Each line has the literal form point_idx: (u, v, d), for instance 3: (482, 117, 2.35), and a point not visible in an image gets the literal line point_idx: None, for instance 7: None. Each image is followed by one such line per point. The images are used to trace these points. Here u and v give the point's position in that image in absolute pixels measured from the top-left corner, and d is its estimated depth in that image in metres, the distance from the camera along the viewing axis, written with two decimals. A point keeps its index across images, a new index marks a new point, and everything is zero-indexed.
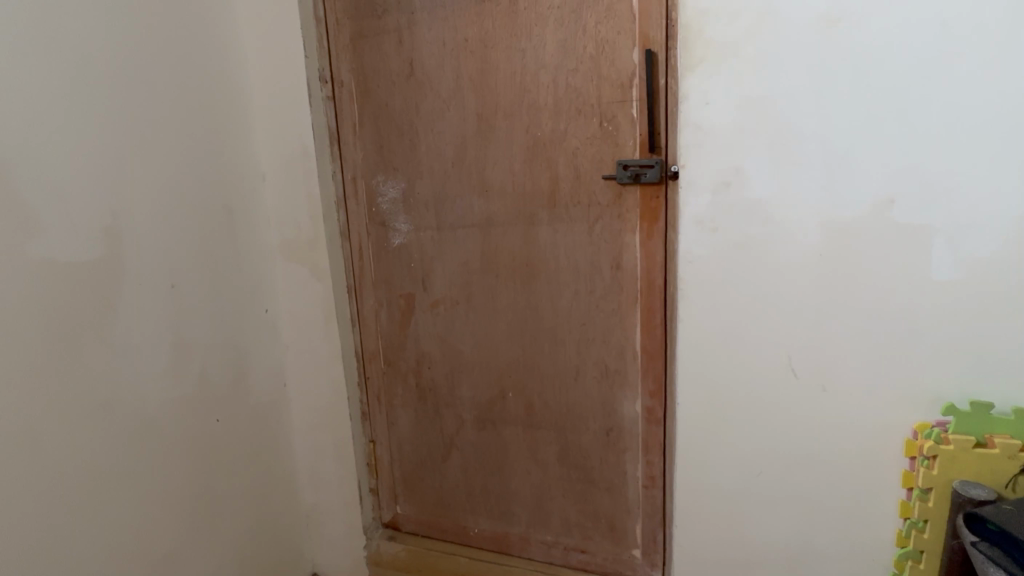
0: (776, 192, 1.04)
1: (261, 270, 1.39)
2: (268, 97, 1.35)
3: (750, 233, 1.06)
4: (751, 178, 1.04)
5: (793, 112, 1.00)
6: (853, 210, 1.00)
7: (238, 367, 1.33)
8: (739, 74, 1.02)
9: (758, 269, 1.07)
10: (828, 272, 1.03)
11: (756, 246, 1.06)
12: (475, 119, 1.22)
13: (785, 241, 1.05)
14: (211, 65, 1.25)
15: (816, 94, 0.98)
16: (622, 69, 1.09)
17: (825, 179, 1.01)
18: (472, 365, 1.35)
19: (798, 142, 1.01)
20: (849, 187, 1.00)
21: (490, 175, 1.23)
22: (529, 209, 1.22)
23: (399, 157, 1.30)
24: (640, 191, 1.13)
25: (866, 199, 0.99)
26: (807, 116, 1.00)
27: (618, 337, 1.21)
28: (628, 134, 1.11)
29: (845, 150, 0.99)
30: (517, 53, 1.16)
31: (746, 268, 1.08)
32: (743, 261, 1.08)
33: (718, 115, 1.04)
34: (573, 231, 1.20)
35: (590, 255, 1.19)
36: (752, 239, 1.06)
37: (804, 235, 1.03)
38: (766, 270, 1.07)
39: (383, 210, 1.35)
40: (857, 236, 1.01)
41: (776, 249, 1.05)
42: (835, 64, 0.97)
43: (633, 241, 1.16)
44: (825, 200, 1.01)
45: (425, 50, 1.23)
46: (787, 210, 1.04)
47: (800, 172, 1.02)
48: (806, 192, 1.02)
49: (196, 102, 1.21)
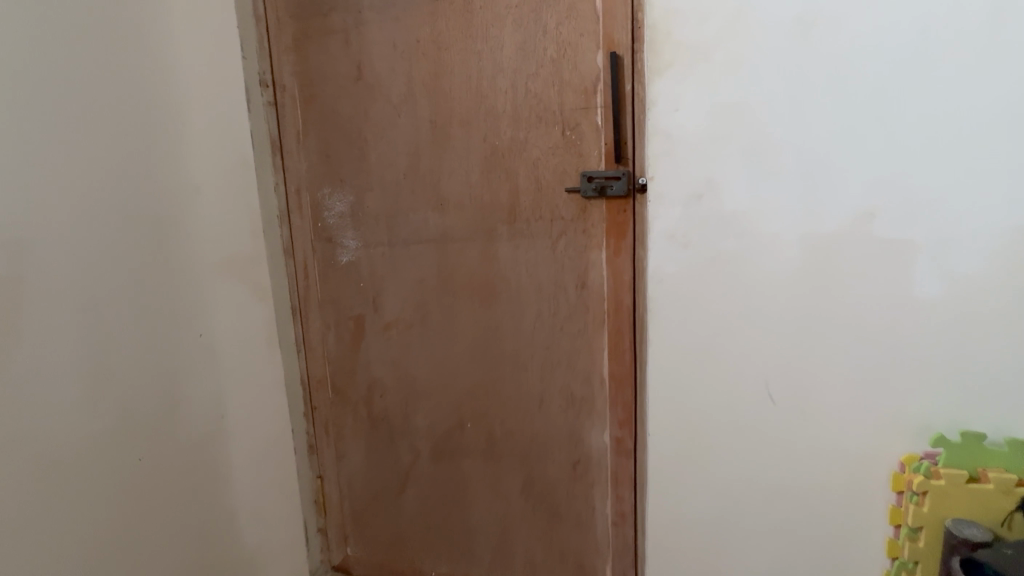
0: (753, 207, 0.96)
1: (201, 290, 1.19)
2: (211, 89, 1.17)
3: (726, 250, 0.98)
4: (724, 190, 0.97)
5: (768, 119, 0.93)
6: (831, 224, 0.93)
7: (174, 400, 1.16)
8: (711, 80, 0.94)
9: (732, 287, 0.99)
10: (809, 293, 0.96)
11: (731, 263, 0.99)
12: (429, 126, 1.12)
13: (763, 259, 0.97)
14: (142, 51, 1.07)
15: (793, 102, 0.92)
16: (586, 74, 1.01)
17: (806, 193, 0.93)
18: (428, 392, 1.24)
19: (774, 152, 0.94)
20: (831, 201, 0.93)
21: (446, 186, 1.13)
22: (488, 224, 1.12)
23: (347, 166, 1.20)
24: (606, 205, 1.03)
25: (847, 212, 0.92)
26: (784, 126, 0.93)
27: (584, 362, 1.11)
28: (593, 144, 1.03)
29: (825, 162, 0.92)
30: (474, 55, 1.07)
31: (721, 288, 1.00)
32: (719, 280, 1.00)
33: (688, 123, 0.97)
34: (535, 248, 1.10)
35: (554, 273, 1.10)
36: (727, 258, 0.99)
37: (783, 253, 0.96)
38: (743, 290, 0.99)
39: (330, 225, 1.24)
40: (839, 254, 0.93)
41: (754, 268, 0.98)
42: (812, 69, 0.90)
43: (599, 260, 1.06)
44: (807, 215, 0.94)
45: (373, 50, 1.13)
46: (765, 226, 0.96)
47: (778, 185, 0.94)
48: (785, 207, 0.95)
49: (124, 94, 1.04)
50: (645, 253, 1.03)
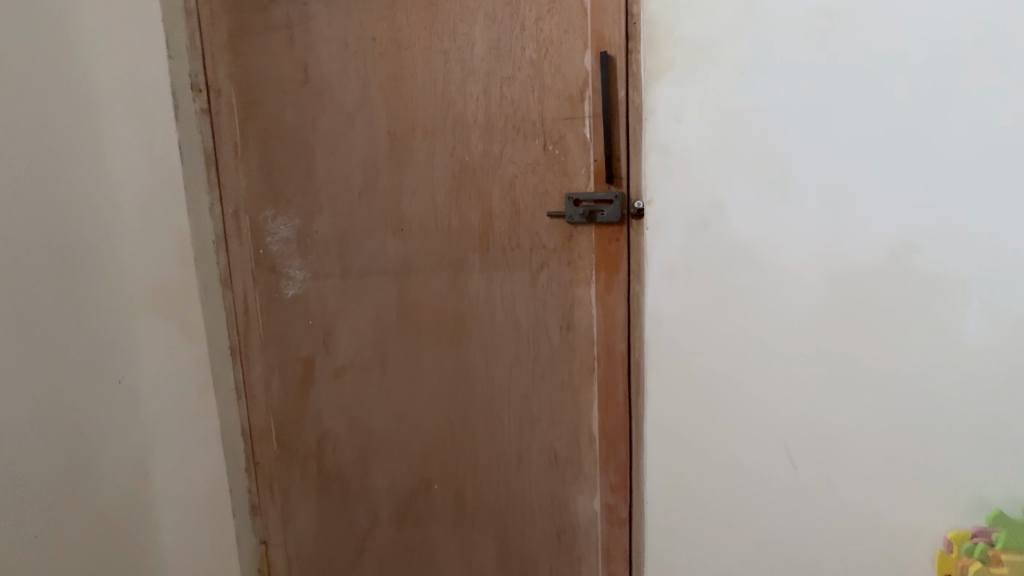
0: (769, 236, 0.81)
1: (122, 326, 1.01)
2: (136, 91, 0.99)
3: (737, 286, 0.83)
4: (735, 215, 0.81)
5: (788, 131, 0.78)
6: (863, 256, 0.78)
7: (86, 461, 0.96)
8: (718, 85, 0.80)
9: (746, 330, 0.84)
10: (837, 337, 0.81)
11: (744, 302, 0.83)
12: (387, 138, 0.95)
13: (782, 296, 0.82)
14: (37, 39, 0.87)
15: (817, 111, 0.77)
16: (572, 78, 0.85)
17: (833, 219, 0.78)
18: (388, 446, 1.06)
19: (796, 171, 0.79)
20: (863, 228, 0.78)
21: (408, 208, 0.96)
22: (457, 253, 0.95)
23: (291, 183, 1.02)
24: (596, 232, 0.87)
25: (882, 241, 0.77)
26: (807, 140, 0.78)
27: (570, 416, 0.95)
28: (580, 160, 0.86)
29: (856, 182, 0.77)
30: (440, 55, 0.90)
31: (732, 329, 0.84)
32: (730, 320, 0.84)
33: (693, 135, 0.81)
34: (512, 281, 0.93)
35: (534, 311, 0.93)
36: (738, 295, 0.83)
37: (805, 291, 0.81)
38: (756, 333, 0.84)
39: (272, 252, 1.06)
40: (871, 292, 0.79)
41: (771, 307, 0.82)
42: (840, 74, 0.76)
43: (587, 296, 0.90)
44: (835, 246, 0.79)
45: (322, 48, 0.96)
46: (783, 257, 0.81)
47: (800, 210, 0.79)
48: (808, 235, 0.80)
49: (16, 91, 0.85)
50: (642, 288, 0.87)
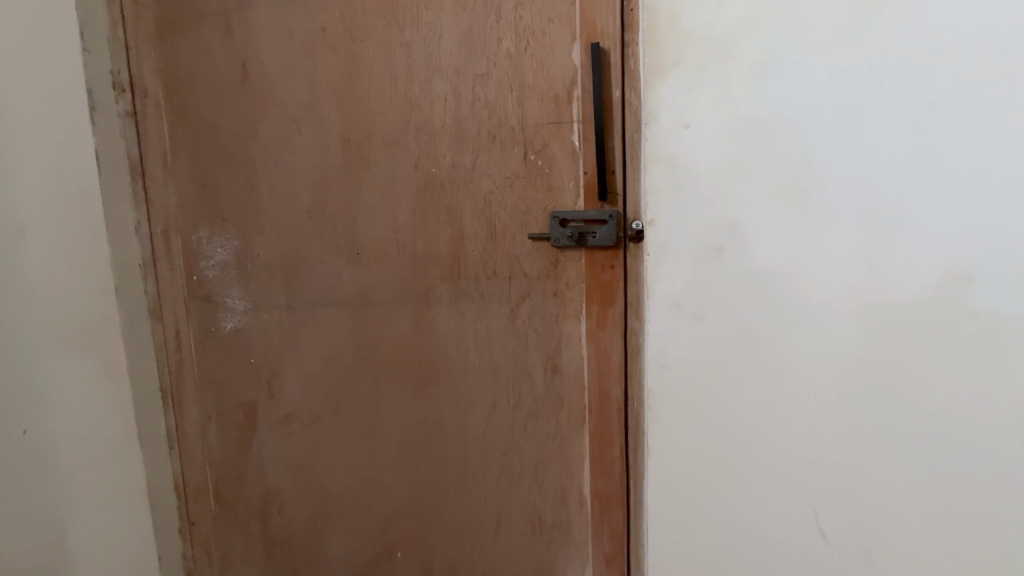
0: (792, 267, 0.68)
1: (31, 364, 0.79)
2: (6, 51, 0.76)
3: (754, 326, 0.70)
4: (754, 239, 0.68)
5: (819, 139, 0.65)
6: (910, 291, 0.64)
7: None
8: (733, 87, 0.66)
9: (767, 376, 0.70)
10: (874, 390, 0.67)
11: (764, 342, 0.70)
12: (340, 146, 0.81)
13: (808, 339, 0.68)
14: None
15: (851, 117, 0.64)
16: (557, 77, 0.72)
17: (870, 247, 0.65)
18: (343, 508, 0.90)
19: (828, 188, 0.65)
20: (908, 257, 0.64)
21: (365, 230, 0.82)
22: (423, 282, 0.81)
23: (228, 201, 0.87)
24: (586, 257, 0.74)
25: (931, 276, 0.63)
26: (839, 151, 0.64)
27: (556, 474, 0.80)
28: (567, 174, 0.73)
29: (899, 203, 0.63)
30: (401, 49, 0.76)
31: (749, 378, 0.71)
32: (746, 367, 0.71)
33: (702, 147, 0.68)
34: (487, 316, 0.79)
35: (514, 352, 0.79)
36: (756, 337, 0.70)
37: (840, 332, 0.67)
38: (778, 383, 0.70)
39: (208, 280, 0.91)
40: (918, 337, 0.65)
41: (796, 352, 0.69)
42: (883, 69, 0.62)
43: (576, 334, 0.76)
44: (873, 280, 0.65)
45: (264, 42, 0.82)
46: (810, 292, 0.68)
47: (830, 236, 0.66)
48: (840, 267, 0.66)
49: None
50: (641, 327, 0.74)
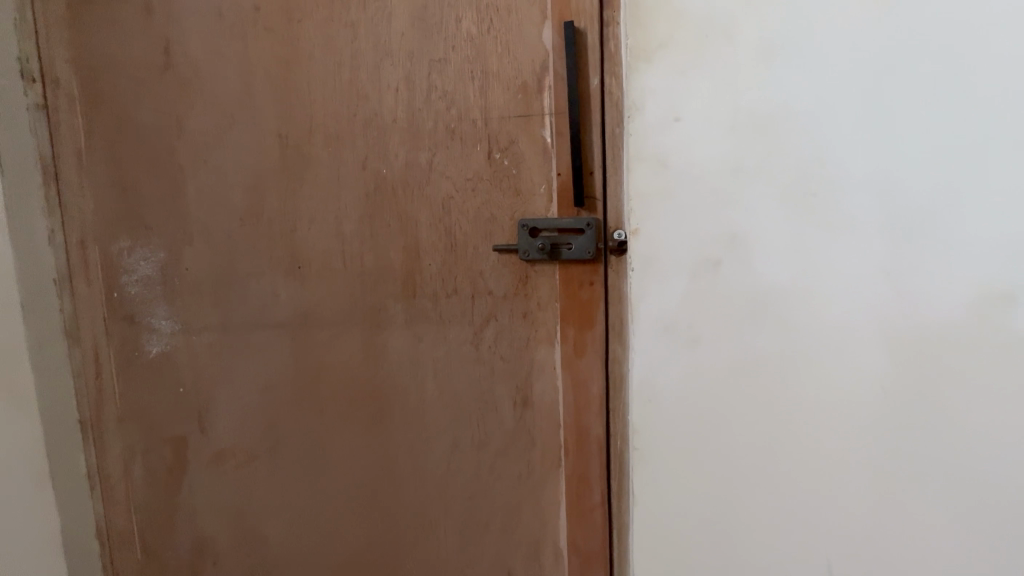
0: (806, 288, 0.58)
1: None
2: None
3: (761, 356, 0.59)
4: (759, 252, 0.58)
5: (837, 134, 0.55)
6: (943, 313, 0.55)
7: None
8: (734, 77, 0.57)
9: (774, 411, 0.60)
10: (902, 431, 0.57)
11: (771, 372, 0.59)
12: (277, 143, 0.70)
13: (824, 371, 0.58)
14: None
15: (871, 114, 0.55)
16: (525, 62, 0.61)
17: (897, 264, 0.56)
18: (285, 558, 0.79)
19: (847, 191, 0.56)
20: (940, 273, 0.55)
21: (307, 240, 0.71)
22: (374, 301, 0.70)
23: (151, 207, 0.75)
24: (561, 273, 0.63)
25: (965, 299, 0.55)
26: (860, 153, 0.55)
27: (528, 523, 0.69)
28: (538, 175, 0.62)
29: (927, 215, 0.55)
30: (345, 30, 0.66)
31: (754, 416, 0.60)
32: (750, 403, 0.60)
33: (698, 144, 0.58)
34: (448, 342, 0.68)
35: (479, 382, 0.68)
36: (762, 369, 0.60)
37: (861, 360, 0.57)
38: (789, 421, 0.60)
39: (129, 296, 0.79)
40: (950, 369, 0.56)
41: (809, 387, 0.59)
42: (906, 60, 0.54)
43: (549, 362, 0.65)
44: (898, 303, 0.56)
45: (191, 22, 0.70)
46: (826, 317, 0.58)
47: (849, 252, 0.56)
48: (862, 287, 0.56)
49: None
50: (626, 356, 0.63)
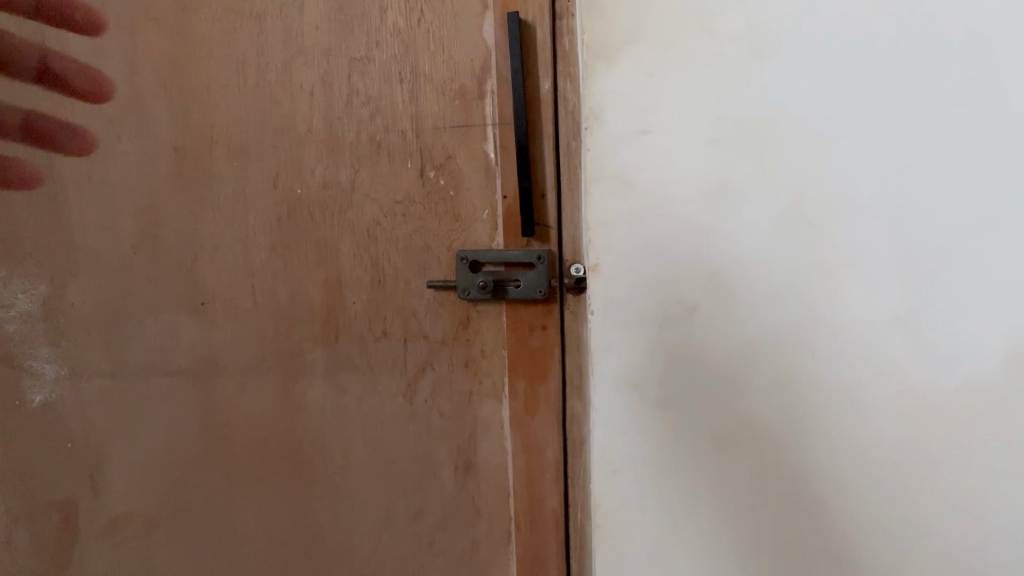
0: (806, 331, 0.48)
1: None
2: None
3: (753, 413, 0.49)
4: (744, 291, 0.48)
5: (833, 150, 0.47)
6: (954, 361, 0.47)
7: None
8: (714, 79, 0.47)
9: (764, 482, 0.50)
10: (918, 497, 0.49)
11: (760, 434, 0.49)
12: (174, 156, 0.58)
13: (828, 430, 0.49)
14: None
15: (872, 126, 0.46)
16: (462, 62, 0.51)
17: (909, 301, 0.47)
18: None
19: (846, 218, 0.47)
20: (949, 315, 0.47)
21: (211, 272, 0.59)
22: (290, 345, 0.59)
23: (25, 229, 0.62)
24: (508, 314, 0.52)
25: (985, 339, 0.47)
26: (863, 172, 0.47)
27: None
28: (480, 198, 0.52)
29: (940, 242, 0.47)
30: (249, 20, 0.54)
31: (747, 487, 0.50)
32: (741, 472, 0.50)
33: (671, 161, 0.48)
34: (378, 395, 0.57)
35: (413, 442, 0.57)
36: (756, 429, 0.49)
37: (864, 418, 0.48)
38: (789, 492, 0.50)
39: (9, 334, 0.65)
40: (967, 422, 0.48)
41: (813, 449, 0.49)
42: (910, 64, 0.46)
43: (495, 419, 0.54)
44: (913, 347, 0.47)
45: (70, 11, 0.59)
46: (830, 365, 0.48)
47: (857, 288, 0.47)
48: (872, 330, 0.47)
49: None
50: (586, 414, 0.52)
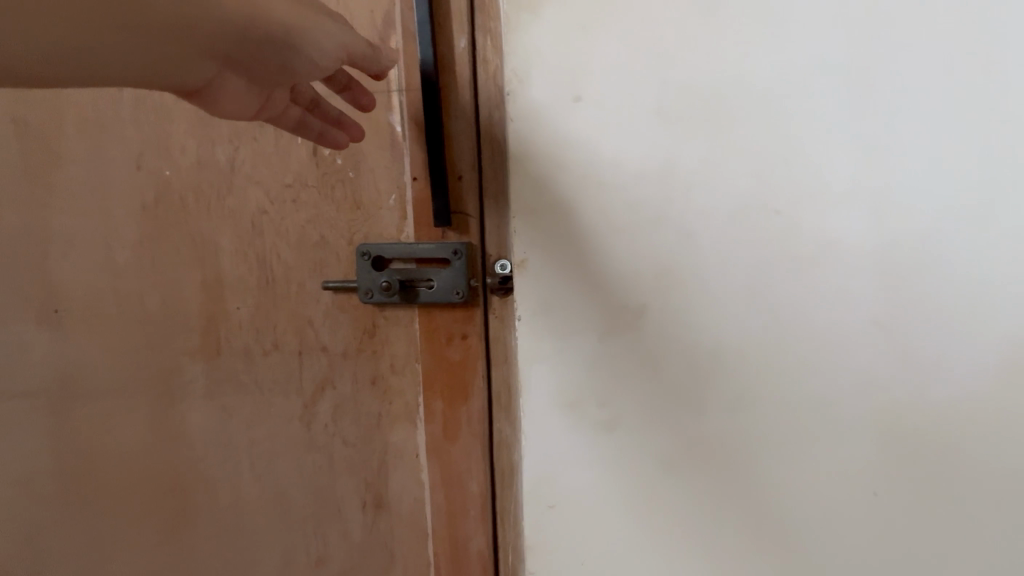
0: (770, 338, 0.40)
1: None
2: None
3: (710, 437, 0.41)
4: (695, 290, 0.40)
5: (803, 122, 0.39)
6: (942, 375, 0.39)
7: None
8: (659, 38, 0.39)
9: (721, 514, 0.42)
10: (905, 533, 0.41)
11: (716, 460, 0.42)
12: (12, 129, 0.47)
13: (799, 454, 0.41)
14: None
15: (849, 91, 0.38)
16: (360, 14, 0.42)
17: (893, 302, 0.39)
18: None
19: (817, 205, 0.39)
20: (939, 321, 0.39)
21: (66, 271, 0.49)
22: (163, 359, 0.48)
23: None
24: (422, 321, 0.44)
25: (984, 347, 0.39)
26: (837, 148, 0.39)
27: None
28: (386, 180, 0.43)
29: (931, 231, 0.39)
30: None
31: (702, 522, 0.42)
32: (698, 505, 0.42)
33: (609, 137, 0.40)
34: (269, 420, 0.47)
35: (313, 474, 0.47)
36: (713, 455, 0.42)
37: (834, 440, 0.41)
38: (754, 526, 0.42)
39: None
40: (961, 445, 0.40)
41: (782, 478, 0.41)
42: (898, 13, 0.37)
43: (409, 446, 0.45)
44: (896, 356, 0.40)
45: None
46: (799, 380, 0.40)
47: (830, 286, 0.40)
48: (848, 336, 0.40)
49: None
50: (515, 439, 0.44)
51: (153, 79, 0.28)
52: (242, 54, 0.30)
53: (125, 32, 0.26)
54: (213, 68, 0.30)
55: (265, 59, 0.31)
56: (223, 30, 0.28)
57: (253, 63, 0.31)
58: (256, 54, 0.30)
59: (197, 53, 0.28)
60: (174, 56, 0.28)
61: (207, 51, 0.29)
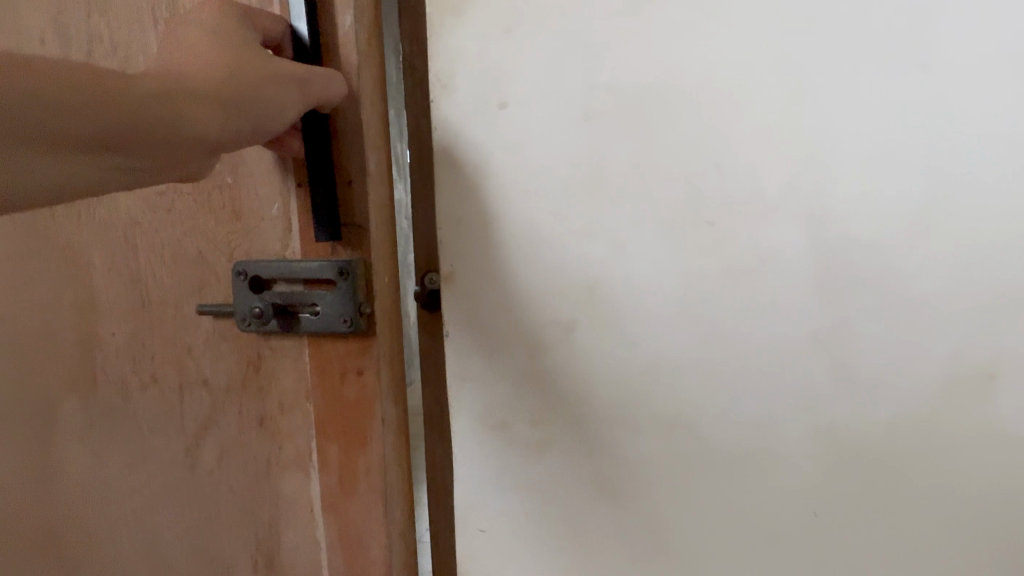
0: (700, 365, 0.36)
1: None
2: None
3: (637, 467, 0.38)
4: (615, 308, 0.36)
5: (736, 122, 0.34)
6: (881, 403, 0.36)
7: None
8: (586, 30, 0.34)
9: (640, 541, 0.40)
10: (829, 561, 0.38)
11: (637, 485, 0.39)
12: None
13: (726, 484, 0.38)
14: None
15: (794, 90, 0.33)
16: None
17: (839, 319, 0.35)
18: None
19: (752, 215, 0.35)
20: (880, 345, 0.35)
21: None
22: (34, 388, 0.42)
23: None
24: (312, 353, 0.37)
25: (930, 366, 0.35)
26: (777, 154, 0.34)
27: None
28: (268, 189, 0.36)
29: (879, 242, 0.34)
30: None
31: (617, 547, 0.40)
32: (614, 530, 0.40)
33: (526, 140, 0.36)
34: (148, 465, 0.41)
35: (198, 527, 0.41)
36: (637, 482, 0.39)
37: (762, 470, 0.37)
38: (673, 556, 0.40)
39: None
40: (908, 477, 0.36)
41: (708, 505, 0.38)
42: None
43: (302, 500, 0.39)
44: (840, 383, 0.35)
45: None
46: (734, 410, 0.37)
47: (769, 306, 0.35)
48: (785, 354, 0.36)
49: None
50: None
51: (141, 181, 0.27)
52: (220, 143, 0.28)
53: (93, 157, 0.25)
54: (204, 161, 0.28)
55: (238, 136, 0.28)
56: (200, 135, 0.27)
57: (234, 147, 0.29)
58: (230, 145, 0.28)
59: (184, 158, 0.27)
60: (155, 167, 0.27)
61: (192, 154, 0.28)
